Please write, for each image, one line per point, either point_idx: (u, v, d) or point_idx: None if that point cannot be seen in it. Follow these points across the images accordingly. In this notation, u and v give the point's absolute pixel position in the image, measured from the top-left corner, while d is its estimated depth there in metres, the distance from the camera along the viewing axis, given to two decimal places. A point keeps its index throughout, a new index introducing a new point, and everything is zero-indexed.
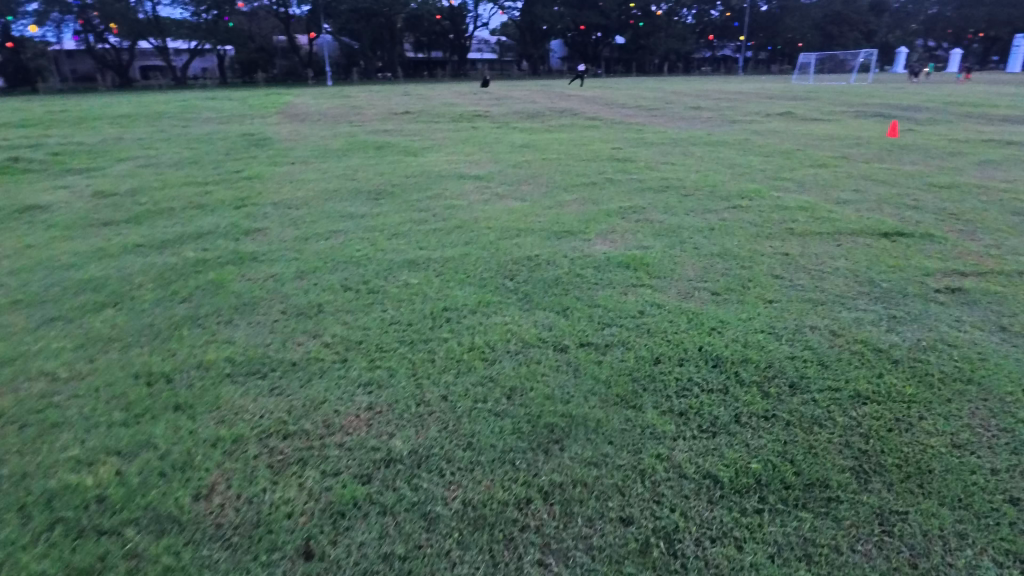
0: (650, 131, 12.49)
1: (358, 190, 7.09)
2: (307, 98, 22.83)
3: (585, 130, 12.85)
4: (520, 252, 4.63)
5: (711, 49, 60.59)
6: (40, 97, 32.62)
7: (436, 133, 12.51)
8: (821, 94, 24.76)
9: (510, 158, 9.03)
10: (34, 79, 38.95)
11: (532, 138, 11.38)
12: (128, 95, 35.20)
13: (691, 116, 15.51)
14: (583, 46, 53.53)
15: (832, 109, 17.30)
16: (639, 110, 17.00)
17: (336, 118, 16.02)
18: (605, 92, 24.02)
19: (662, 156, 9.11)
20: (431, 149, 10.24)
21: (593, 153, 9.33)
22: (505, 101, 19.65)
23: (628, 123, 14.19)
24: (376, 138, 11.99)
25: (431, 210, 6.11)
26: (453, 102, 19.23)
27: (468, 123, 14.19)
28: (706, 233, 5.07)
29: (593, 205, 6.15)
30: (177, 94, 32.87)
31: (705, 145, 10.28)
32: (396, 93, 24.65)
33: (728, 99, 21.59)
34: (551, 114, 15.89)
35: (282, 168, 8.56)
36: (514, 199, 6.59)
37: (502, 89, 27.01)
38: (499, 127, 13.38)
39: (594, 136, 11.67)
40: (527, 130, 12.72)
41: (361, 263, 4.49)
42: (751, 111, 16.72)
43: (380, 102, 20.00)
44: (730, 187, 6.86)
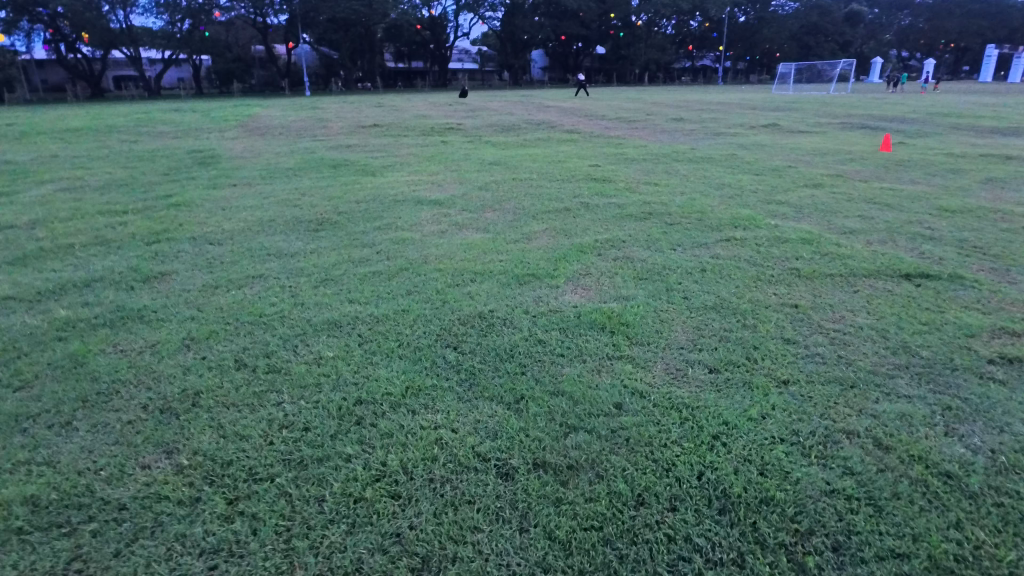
0: (630, 146, 11.78)
1: (299, 219, 6.21)
2: (275, 110, 21.85)
3: (562, 145, 12.09)
4: (471, 306, 3.76)
5: (691, 60, 60.74)
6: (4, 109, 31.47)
7: (403, 149, 11.68)
8: (803, 105, 24.49)
9: (477, 179, 8.19)
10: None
11: (504, 154, 10.56)
12: (96, 106, 34.06)
13: (674, 129, 14.87)
14: (563, 56, 53.23)
15: (818, 121, 16.75)
16: (619, 123, 16.30)
17: (299, 132, 15.13)
18: (585, 103, 23.39)
19: (643, 174, 8.35)
20: (392, 167, 9.38)
21: (568, 172, 8.53)
22: (481, 113, 18.86)
23: (608, 136, 13.49)
24: (338, 154, 11.12)
25: (375, 245, 5.23)
26: (427, 114, 18.39)
27: (439, 137, 13.36)
28: (696, 276, 4.25)
29: (564, 238, 5.33)
30: (150, 107, 31.84)
31: (689, 161, 9.54)
32: (369, 105, 23.77)
33: (711, 110, 21.10)
34: (527, 127, 15.12)
35: (221, 192, 7.65)
36: (474, 230, 5.73)
37: (480, 100, 26.26)
38: (471, 142, 12.60)
39: (571, 152, 10.92)
40: (500, 146, 11.92)
41: (270, 324, 3.59)
42: (735, 123, 16.11)
43: (350, 114, 19.14)
44: (720, 213, 6.09)
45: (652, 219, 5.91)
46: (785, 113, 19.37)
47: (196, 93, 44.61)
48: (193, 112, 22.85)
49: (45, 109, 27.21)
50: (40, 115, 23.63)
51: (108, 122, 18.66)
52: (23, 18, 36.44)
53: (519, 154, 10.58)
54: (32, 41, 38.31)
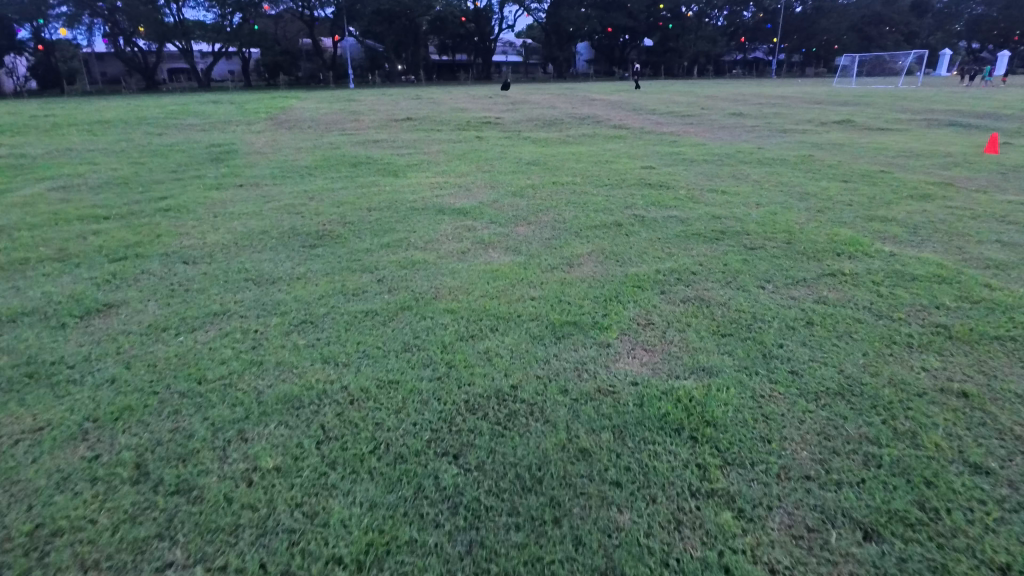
0: (686, 144, 10.54)
1: (298, 230, 5.24)
2: (310, 103, 21.23)
3: (609, 142, 10.90)
4: (485, 377, 2.68)
5: (744, 52, 58.09)
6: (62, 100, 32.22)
7: (434, 145, 10.69)
8: (872, 100, 22.57)
9: (512, 182, 7.10)
10: (60, 83, 38.89)
11: (544, 152, 9.44)
12: (147, 97, 34.56)
13: (733, 125, 13.50)
14: (610, 48, 51.63)
15: (896, 118, 15.02)
16: (671, 118, 14.94)
17: (329, 125, 14.37)
18: (633, 97, 21.96)
19: (706, 179, 7.11)
20: (417, 166, 8.38)
21: (617, 175, 7.35)
22: (521, 106, 17.75)
23: (659, 133, 12.25)
24: (365, 150, 10.20)
25: (378, 270, 4.21)
26: (464, 108, 17.36)
27: (475, 132, 12.32)
28: (801, 334, 3.06)
29: (614, 264, 4.20)
30: (203, 99, 32.33)
31: (759, 164, 8.22)
32: (407, 98, 22.92)
33: (770, 104, 19.49)
34: (571, 122, 13.93)
35: (224, 193, 6.81)
36: (502, 250, 4.64)
37: (521, 94, 25.14)
38: (508, 137, 11.57)
39: (620, 151, 9.72)
40: (541, 143, 10.79)
41: (206, 397, 2.60)
42: (801, 119, 14.55)
43: (384, 107, 18.36)
44: (812, 234, 4.83)
45: (726, 240, 4.70)
46: (855, 108, 17.60)
47: (243, 85, 44.91)
48: (231, 104, 22.54)
49: (96, 102, 27.45)
50: (85, 106, 23.62)
51: (142, 114, 18.26)
52: (85, 12, 37.41)
53: (560, 153, 9.45)
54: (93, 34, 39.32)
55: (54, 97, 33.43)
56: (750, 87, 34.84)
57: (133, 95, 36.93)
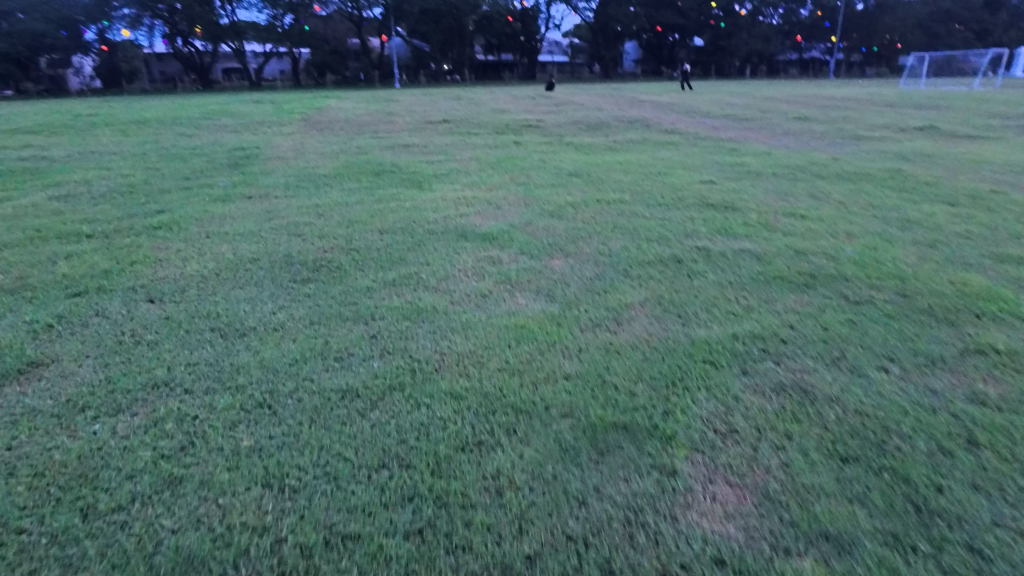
0: (748, 152, 9.42)
1: (293, 257, 4.46)
2: (349, 103, 20.78)
3: (660, 150, 9.86)
4: (489, 536, 1.81)
5: (801, 51, 55.47)
6: (119, 97, 32.99)
7: (468, 150, 9.86)
8: (949, 102, 20.73)
9: (549, 198, 6.17)
10: (119, 82, 40.06)
11: (587, 162, 8.51)
12: (199, 96, 35.14)
13: (798, 130, 12.25)
14: (659, 47, 49.99)
15: (985, 123, 13.41)
16: (728, 122, 13.73)
17: (362, 127, 13.76)
18: (683, 98, 20.72)
19: (779, 199, 6.02)
20: (445, 176, 7.54)
21: (672, 191, 6.33)
22: (565, 108, 16.78)
23: (716, 139, 11.12)
24: (393, 156, 9.45)
25: (372, 321, 3.36)
26: (505, 109, 16.52)
27: (514, 137, 11.44)
28: (963, 470, 2.07)
29: (675, 323, 3.23)
30: (250, 98, 32.58)
31: (839, 179, 7.05)
32: (446, 98, 22.24)
33: (836, 107, 17.98)
34: (618, 126, 12.89)
35: (228, 207, 6.12)
36: (531, 293, 3.72)
37: (564, 95, 24.22)
38: (549, 143, 10.66)
39: (673, 160, 8.69)
40: (585, 149, 9.82)
41: (82, 550, 1.79)
42: (876, 124, 13.15)
43: (422, 108, 17.71)
44: (933, 282, 3.74)
45: (821, 289, 3.66)
46: (934, 112, 15.93)
47: (290, 84, 45.35)
48: (271, 104, 22.31)
49: (149, 100, 27.90)
50: (136, 105, 23.93)
51: (181, 114, 18.09)
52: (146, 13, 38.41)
53: (606, 162, 8.47)
54: (152, 35, 40.35)
55: (112, 96, 34.34)
56: (810, 87, 32.91)
57: (186, 93, 37.65)
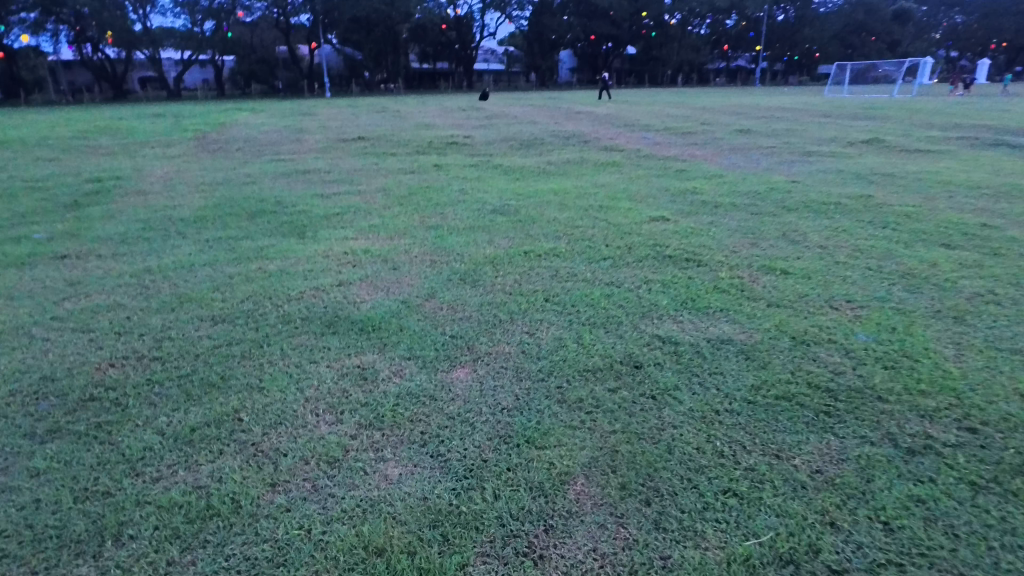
0: (698, 174, 8.43)
1: (54, 382, 2.89)
2: (260, 118, 18.83)
3: (601, 174, 8.69)
4: None
5: (730, 61, 56.81)
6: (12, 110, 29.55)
7: (380, 176, 8.38)
8: (879, 110, 20.91)
9: (463, 251, 4.79)
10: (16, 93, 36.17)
11: (518, 191, 7.23)
12: (107, 108, 32.06)
13: (745, 145, 11.48)
14: (594, 57, 49.92)
15: (927, 135, 13.00)
16: (670, 136, 12.85)
17: (266, 146, 12.05)
18: (620, 110, 19.88)
19: (748, 245, 4.86)
20: (338, 216, 6.05)
21: (617, 235, 5.08)
22: (496, 122, 15.50)
23: (661, 157, 10.14)
24: (287, 187, 7.86)
25: (113, 549, 1.90)
26: (431, 124, 15.09)
27: (436, 158, 10.03)
28: None
29: (640, 524, 1.93)
30: (163, 109, 29.89)
31: (809, 212, 6.00)
32: (369, 112, 20.58)
33: (774, 117, 17.63)
34: (553, 143, 11.70)
35: (20, 277, 4.43)
36: (409, 451, 2.32)
37: (498, 106, 23.10)
38: (476, 164, 9.36)
39: (615, 187, 7.49)
40: (516, 174, 8.52)
41: None
42: (821, 137, 12.58)
43: (341, 123, 16.07)
44: (1001, 398, 2.58)
45: (851, 423, 2.43)
46: (871, 123, 15.60)
47: (208, 95, 42.33)
48: (173, 118, 20.03)
49: (42, 114, 24.91)
50: (15, 121, 21.04)
51: (58, 133, 15.67)
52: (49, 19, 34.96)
53: (538, 192, 7.17)
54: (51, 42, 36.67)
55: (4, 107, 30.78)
56: (744, 97, 33.16)
57: (91, 105, 34.31)
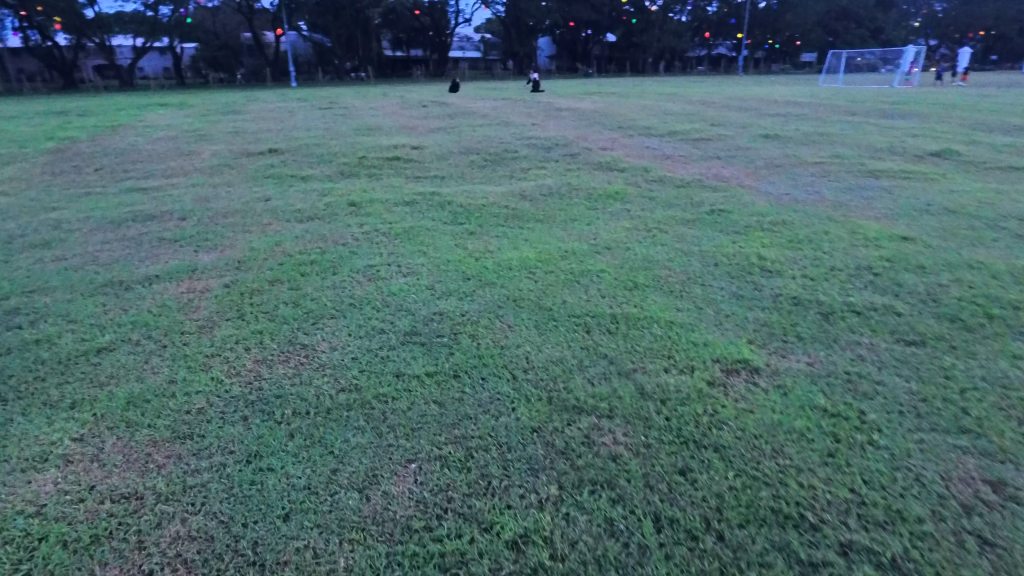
0: (743, 219, 5.64)
1: None
2: (176, 116, 15.56)
3: (598, 216, 5.76)
4: None
5: (716, 47, 54.26)
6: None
7: (256, 228, 5.37)
8: (902, 103, 18.39)
9: (284, 546, 1.85)
10: None
11: (465, 264, 4.31)
12: (26, 98, 28.35)
13: (780, 159, 8.75)
14: (573, 44, 46.96)
15: (996, 141, 10.34)
16: (679, 143, 10.06)
17: (144, 163, 8.95)
18: (606, 104, 16.97)
19: (995, 503, 1.98)
20: (92, 359, 3.03)
21: (670, 457, 2.16)
22: (458, 124, 12.51)
23: (677, 181, 7.33)
24: (91, 252, 4.80)
25: None
26: (378, 127, 12.08)
27: (362, 186, 7.08)
28: None
29: None
30: (87, 101, 26.36)
31: (1010, 335, 3.14)
32: (314, 108, 17.44)
33: (791, 114, 14.94)
34: (529, 156, 8.82)
35: None
36: None
37: (467, 99, 20.06)
38: (416, 197, 6.42)
39: (626, 253, 4.56)
40: (469, 220, 5.56)
41: None
42: (871, 145, 9.89)
43: (266, 124, 12.97)
44: None
45: None
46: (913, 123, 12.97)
47: (153, 85, 38.42)
48: (75, 116, 16.70)
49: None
50: None
51: None
52: None
53: (499, 269, 4.21)
54: None
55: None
56: (738, 86, 30.53)
57: (12, 93, 30.46)
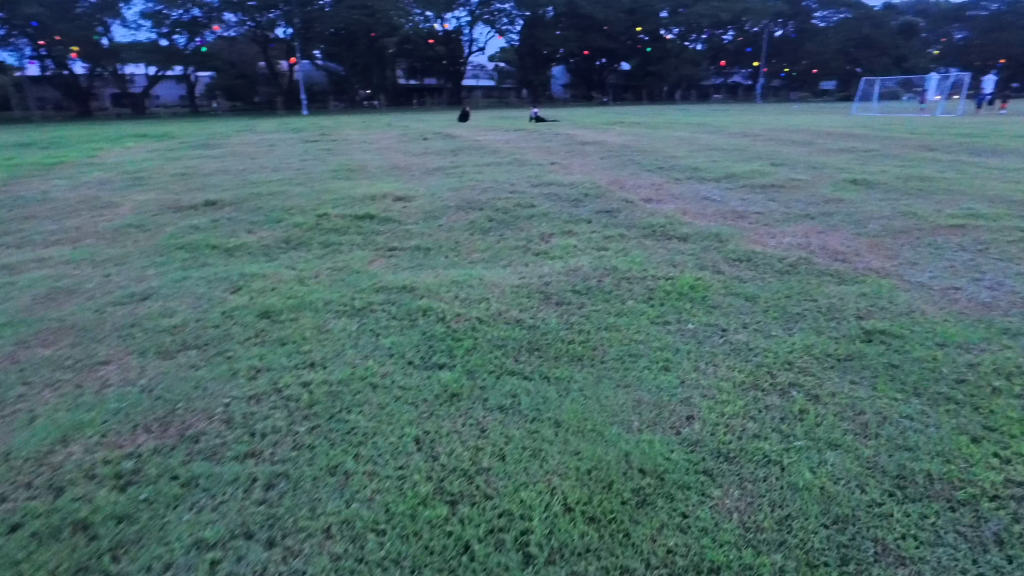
0: (936, 355, 3.19)
1: None
2: (139, 150, 13.50)
3: (676, 346, 3.34)
4: None
5: (737, 74, 52.32)
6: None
7: (75, 375, 3.05)
8: (978, 134, 15.88)
9: None
10: None
11: (426, 530, 1.95)
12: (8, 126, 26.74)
13: (897, 219, 6.34)
14: (588, 72, 45.23)
15: None
16: (742, 192, 7.72)
17: (36, 220, 6.74)
18: (635, 137, 14.71)
19: None
20: None
21: None
22: (461, 163, 10.28)
23: (771, 260, 4.92)
24: None
25: None
26: (362, 167, 9.87)
27: (303, 270, 4.77)
28: None
29: None
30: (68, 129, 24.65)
31: None
32: (302, 141, 15.39)
33: (860, 149, 12.53)
34: (549, 213, 6.49)
35: None
36: None
37: (476, 131, 17.92)
38: (375, 294, 4.09)
39: (775, 493, 2.14)
40: (452, 357, 3.18)
41: None
42: (1003, 197, 7.44)
43: (231, 162, 10.83)
44: None
45: None
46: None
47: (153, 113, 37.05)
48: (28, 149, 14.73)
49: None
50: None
51: None
52: None
53: (499, 562, 1.84)
54: None
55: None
56: (769, 114, 28.23)
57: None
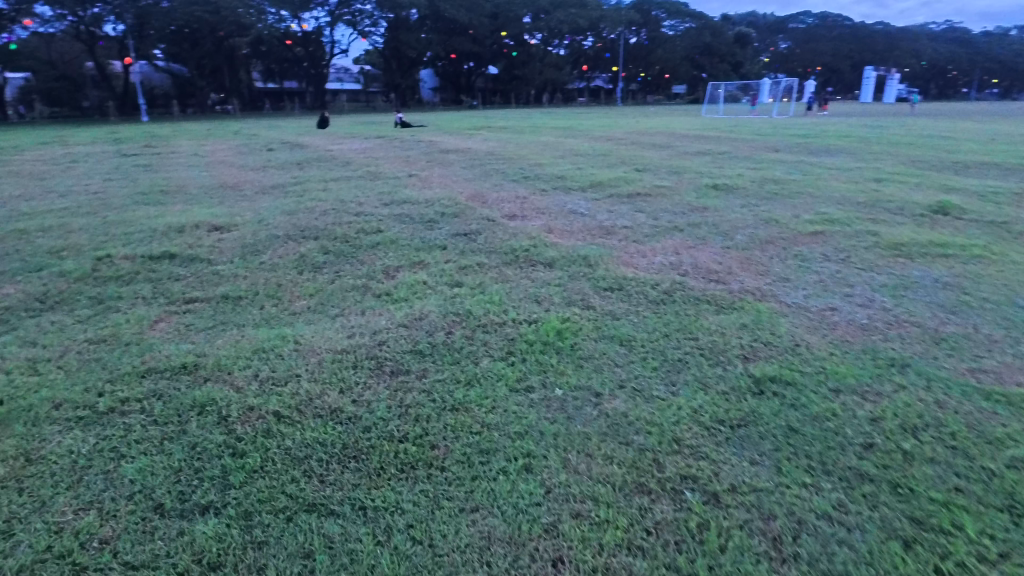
0: (835, 407, 2.73)
1: None
2: None
3: (541, 427, 2.60)
4: None
5: (598, 78, 54.44)
6: None
7: None
8: (812, 134, 17.25)
9: None
10: None
11: None
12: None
13: (761, 227, 6.19)
14: (455, 75, 44.65)
15: (973, 188, 8.57)
16: (609, 202, 7.32)
17: None
18: (501, 143, 14.17)
19: None
20: None
21: None
22: (305, 179, 9.04)
23: (643, 286, 4.39)
24: None
25: None
26: (181, 187, 8.31)
27: (45, 347, 3.46)
28: None
29: None
30: None
31: None
32: (117, 154, 13.09)
33: (715, 151, 12.92)
34: (398, 238, 5.58)
35: None
36: None
37: (332, 138, 16.47)
38: (136, 382, 2.95)
39: None
40: (225, 489, 2.19)
41: None
42: (848, 198, 7.70)
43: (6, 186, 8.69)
44: None
45: None
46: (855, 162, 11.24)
47: None
48: None
49: None
50: None
51: None
52: None
53: None
54: None
55: None
56: (630, 117, 29.36)
57: None
